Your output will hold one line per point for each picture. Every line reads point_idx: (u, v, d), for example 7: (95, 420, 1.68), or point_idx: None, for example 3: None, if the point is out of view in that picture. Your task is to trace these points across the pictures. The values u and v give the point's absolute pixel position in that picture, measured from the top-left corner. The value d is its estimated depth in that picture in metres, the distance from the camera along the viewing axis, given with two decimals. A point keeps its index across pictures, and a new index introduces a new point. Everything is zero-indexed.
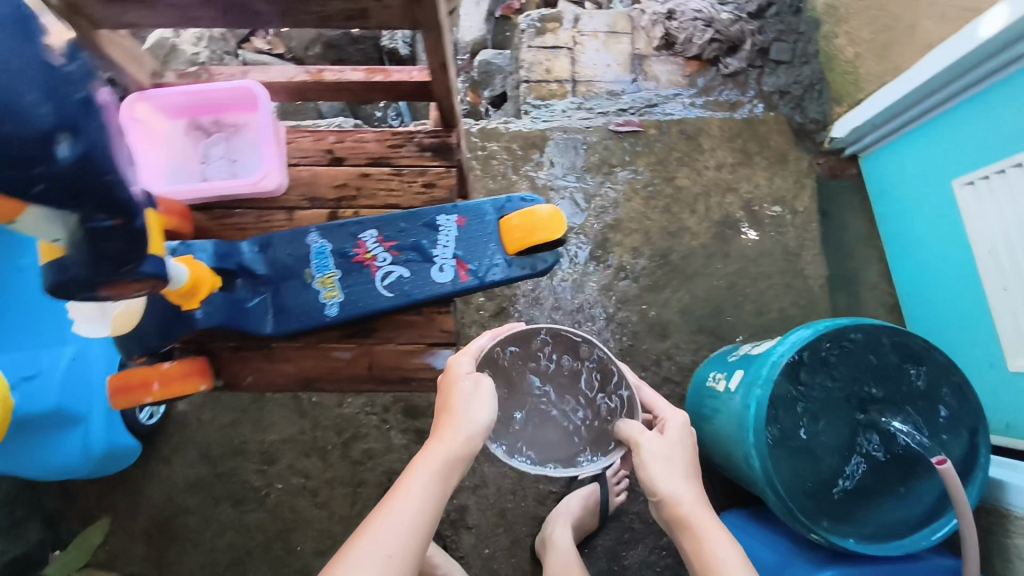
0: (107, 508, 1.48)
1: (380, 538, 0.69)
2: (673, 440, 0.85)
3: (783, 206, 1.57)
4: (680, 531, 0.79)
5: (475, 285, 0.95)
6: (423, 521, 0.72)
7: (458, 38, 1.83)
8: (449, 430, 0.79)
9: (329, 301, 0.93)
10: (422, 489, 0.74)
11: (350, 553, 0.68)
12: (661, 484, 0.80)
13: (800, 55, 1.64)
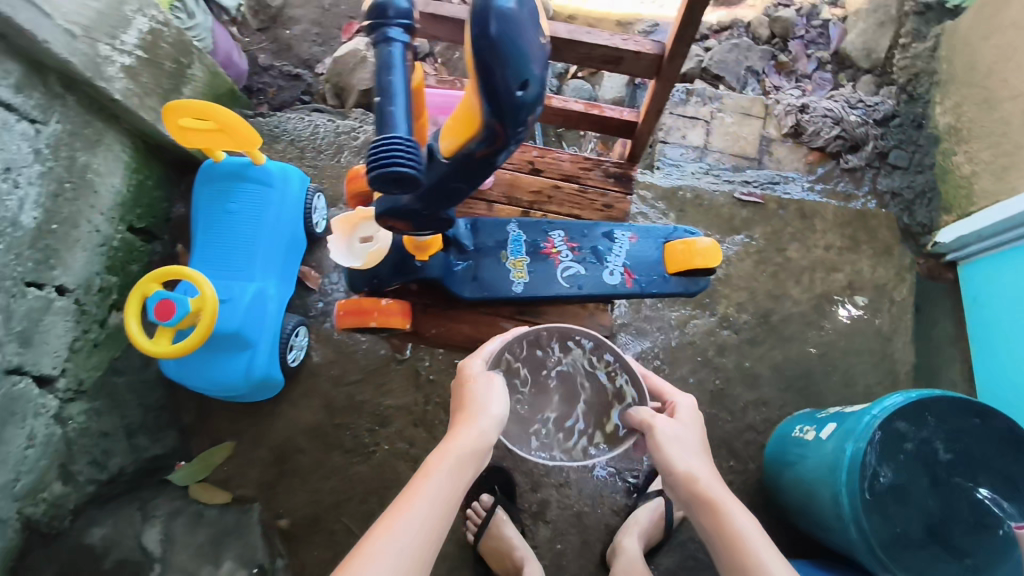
0: (234, 433, 1.64)
1: (416, 512, 0.84)
2: (683, 422, 1.04)
3: (881, 293, 1.72)
4: (697, 499, 0.94)
5: (634, 290, 1.22)
6: (447, 504, 0.87)
7: (600, 94, 2.07)
8: (468, 428, 0.95)
9: (518, 280, 1.23)
10: (444, 477, 0.89)
11: (392, 521, 0.82)
12: (678, 461, 0.97)
13: (915, 165, 1.83)
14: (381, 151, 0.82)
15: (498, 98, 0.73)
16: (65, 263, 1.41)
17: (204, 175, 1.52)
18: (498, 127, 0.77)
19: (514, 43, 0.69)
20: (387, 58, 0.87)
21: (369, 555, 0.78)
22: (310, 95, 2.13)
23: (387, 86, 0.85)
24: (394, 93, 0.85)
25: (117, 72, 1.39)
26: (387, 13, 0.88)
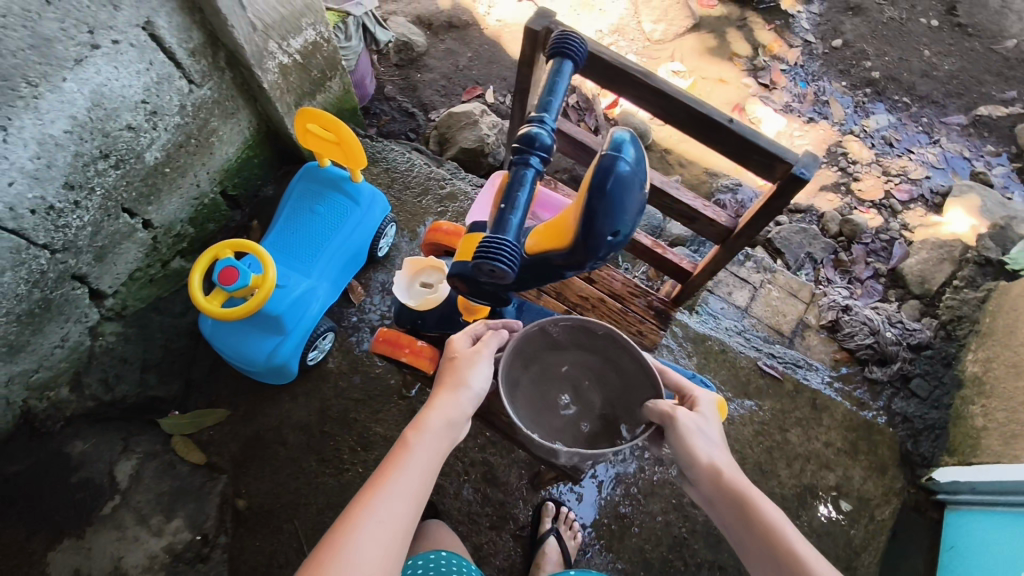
0: (231, 403, 1.71)
1: (393, 491, 0.81)
2: (706, 415, 0.98)
3: (865, 506, 1.75)
4: (729, 497, 0.90)
5: None
6: (423, 486, 0.84)
7: (667, 227, 2.21)
8: (449, 403, 0.92)
9: None
10: (420, 456, 0.86)
11: (373, 498, 0.79)
12: (699, 453, 0.92)
13: (934, 399, 1.90)
14: (491, 246, 0.68)
15: (592, 227, 0.71)
16: (160, 203, 1.56)
17: (304, 173, 1.69)
18: (580, 247, 0.74)
19: (625, 197, 0.70)
20: (524, 171, 0.75)
21: (348, 530, 0.75)
22: (416, 134, 2.31)
23: (511, 195, 0.74)
24: (518, 206, 0.73)
25: (273, 66, 1.59)
26: (535, 137, 0.76)
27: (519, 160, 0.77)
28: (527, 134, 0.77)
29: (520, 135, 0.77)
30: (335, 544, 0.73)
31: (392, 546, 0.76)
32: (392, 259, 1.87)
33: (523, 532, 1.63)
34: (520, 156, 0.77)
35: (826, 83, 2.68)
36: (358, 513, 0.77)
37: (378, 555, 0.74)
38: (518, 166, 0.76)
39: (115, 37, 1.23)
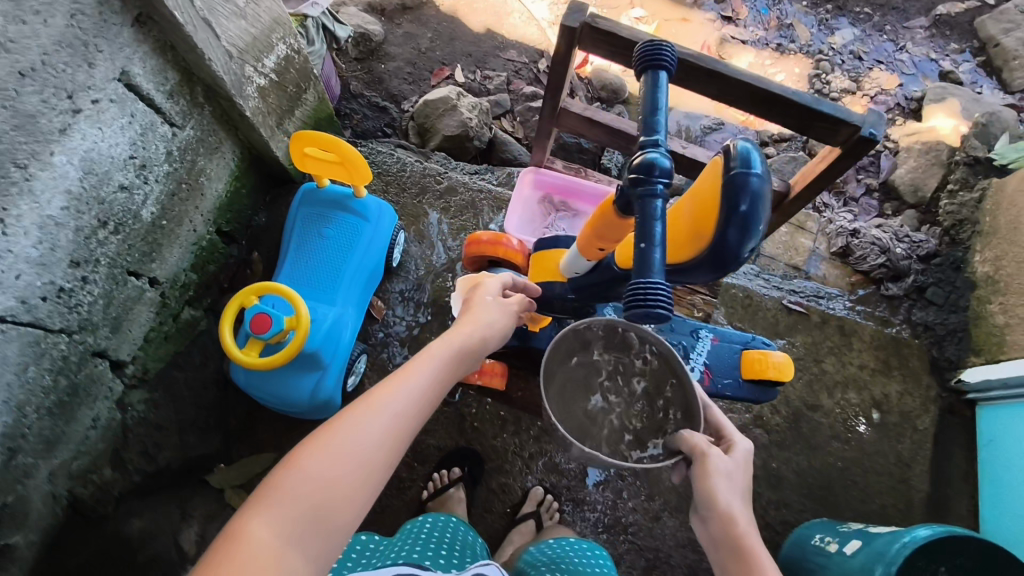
0: (276, 445, 1.67)
1: (405, 390, 0.82)
2: (737, 463, 0.95)
3: (905, 417, 1.83)
4: (732, 548, 0.87)
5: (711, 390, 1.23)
6: (431, 394, 0.85)
7: None
8: (463, 333, 0.94)
9: None
10: (433, 367, 0.87)
11: (387, 390, 0.81)
12: (720, 499, 0.89)
13: (950, 304, 1.97)
14: (648, 298, 0.64)
15: (727, 250, 0.77)
16: (163, 257, 1.47)
17: (304, 198, 1.62)
18: (715, 266, 0.81)
19: (760, 211, 0.73)
20: (653, 204, 0.71)
21: (356, 413, 0.77)
22: (392, 129, 2.21)
23: (644, 231, 0.69)
24: (659, 240, 0.69)
25: (252, 92, 1.49)
26: (653, 163, 0.71)
27: (642, 192, 0.72)
28: (641, 164, 0.72)
29: (634, 166, 0.72)
30: (343, 423, 0.76)
31: (392, 438, 0.78)
32: (407, 267, 1.82)
33: (594, 511, 1.66)
34: (640, 187, 0.72)
35: (787, 6, 2.66)
36: (369, 400, 0.79)
37: (374, 442, 0.76)
38: (642, 201, 0.72)
39: (94, 95, 1.13)
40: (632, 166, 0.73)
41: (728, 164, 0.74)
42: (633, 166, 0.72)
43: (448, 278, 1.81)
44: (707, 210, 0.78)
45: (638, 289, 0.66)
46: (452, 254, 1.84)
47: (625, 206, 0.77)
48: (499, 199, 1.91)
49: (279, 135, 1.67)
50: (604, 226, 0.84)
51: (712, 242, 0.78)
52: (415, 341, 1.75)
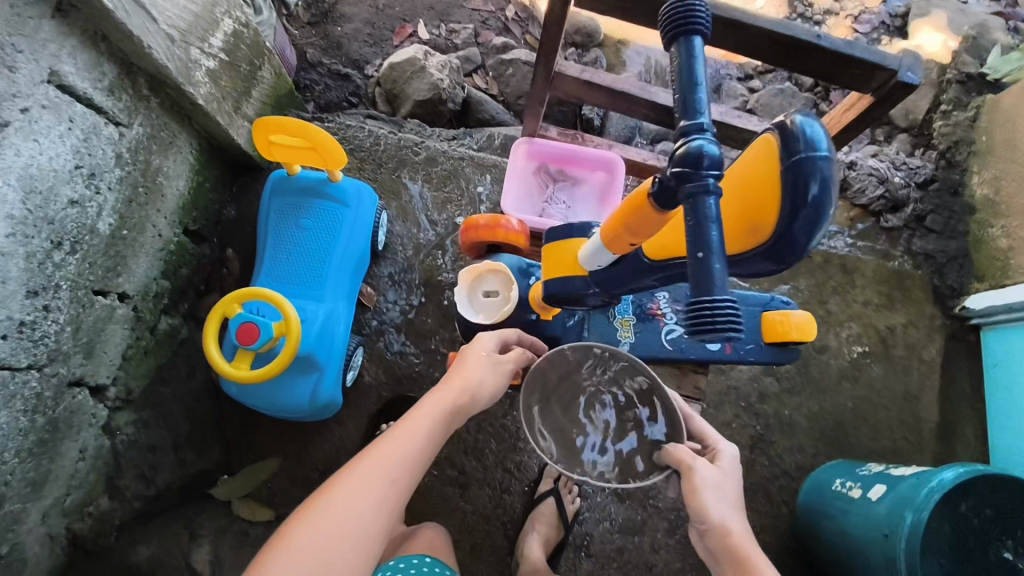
0: (279, 449, 1.60)
1: (391, 454, 0.81)
2: (725, 470, 0.94)
3: (913, 350, 1.81)
4: (728, 559, 0.84)
5: (733, 358, 1.15)
6: (420, 455, 0.84)
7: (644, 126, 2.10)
8: (450, 389, 0.92)
9: (624, 340, 1.13)
10: (422, 427, 0.86)
11: (377, 459, 0.80)
12: (711, 512, 0.88)
13: (949, 230, 1.93)
14: (718, 317, 0.57)
15: (794, 241, 0.71)
16: (129, 269, 1.35)
17: (275, 187, 1.49)
18: (778, 259, 0.74)
19: (829, 196, 0.67)
20: (707, 202, 0.63)
21: (346, 484, 0.77)
22: (358, 97, 2.06)
23: (700, 235, 0.62)
24: (717, 248, 0.61)
25: (202, 77, 1.34)
26: (700, 153, 0.63)
27: (691, 187, 0.64)
28: (689, 155, 0.64)
29: (681, 158, 0.64)
30: (330, 494, 0.76)
31: (380, 507, 0.77)
32: (393, 249, 1.72)
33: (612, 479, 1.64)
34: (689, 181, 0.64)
35: None
36: (356, 468, 0.79)
37: (362, 513, 0.75)
38: (691, 198, 0.64)
39: (23, 103, 0.99)
40: (679, 157, 0.64)
41: (790, 145, 0.67)
42: (680, 158, 0.64)
43: (438, 256, 1.71)
44: (766, 199, 0.72)
45: (704, 307, 0.59)
46: (439, 230, 1.73)
47: (668, 200, 0.69)
48: (483, 164, 1.79)
49: (238, 121, 1.53)
50: (631, 219, 0.74)
51: (775, 234, 0.71)
52: (411, 326, 1.67)
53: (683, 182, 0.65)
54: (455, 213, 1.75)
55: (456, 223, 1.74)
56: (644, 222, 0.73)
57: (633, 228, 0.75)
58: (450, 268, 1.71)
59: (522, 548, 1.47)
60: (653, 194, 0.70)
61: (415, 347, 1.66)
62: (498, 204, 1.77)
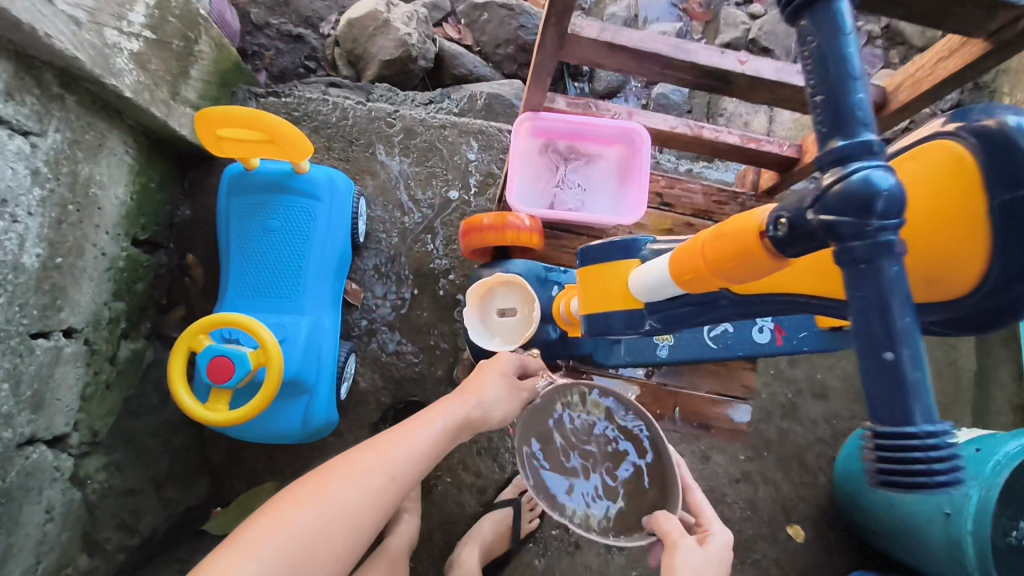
0: (274, 471, 1.45)
1: (387, 454, 0.76)
2: (709, 557, 0.83)
3: None
4: None
5: (788, 350, 0.99)
6: (415, 462, 0.77)
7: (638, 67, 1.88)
8: (466, 403, 0.84)
9: (662, 343, 0.99)
10: (424, 433, 0.80)
11: (377, 456, 0.76)
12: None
13: None
14: (934, 467, 0.38)
15: None
16: (72, 300, 1.15)
17: (231, 185, 1.27)
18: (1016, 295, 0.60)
19: None
20: (888, 263, 0.42)
21: (341, 472, 0.73)
22: (315, 61, 1.81)
23: (885, 325, 0.41)
24: (913, 338, 0.41)
25: (126, 63, 1.12)
26: (868, 183, 0.43)
27: (860, 245, 0.43)
28: (852, 196, 0.43)
29: (838, 200, 0.44)
30: (316, 482, 0.72)
31: (360, 508, 0.72)
32: (375, 237, 1.52)
33: None
34: (850, 230, 0.44)
35: None
36: (348, 460, 0.75)
37: (341, 512, 0.70)
38: (864, 262, 0.43)
39: None
40: (835, 198, 0.44)
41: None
42: (836, 199, 0.44)
43: (428, 240, 1.52)
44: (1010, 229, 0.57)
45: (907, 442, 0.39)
46: (426, 210, 1.54)
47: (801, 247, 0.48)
48: (467, 129, 1.58)
49: (178, 108, 1.31)
50: (729, 264, 0.54)
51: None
52: (406, 322, 1.49)
53: (841, 233, 0.44)
54: (442, 189, 1.55)
55: (444, 201, 1.54)
56: (751, 267, 0.53)
57: (731, 273, 0.55)
58: (443, 252, 1.52)
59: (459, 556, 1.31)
60: (773, 241, 0.50)
61: (413, 345, 1.48)
62: (489, 174, 1.56)
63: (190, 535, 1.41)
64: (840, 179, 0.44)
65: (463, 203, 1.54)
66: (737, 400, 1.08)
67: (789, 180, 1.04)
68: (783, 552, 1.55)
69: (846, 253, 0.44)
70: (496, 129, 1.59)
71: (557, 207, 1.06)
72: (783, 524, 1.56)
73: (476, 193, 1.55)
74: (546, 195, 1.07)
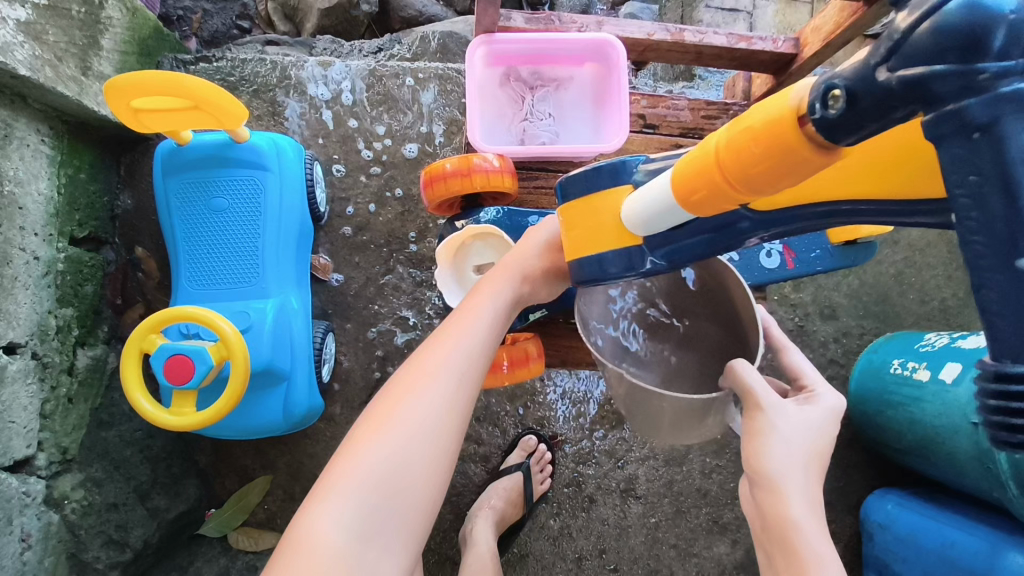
0: (266, 464, 1.36)
1: (440, 368, 0.68)
2: (814, 421, 0.65)
3: None
4: (778, 535, 0.60)
5: (801, 272, 0.92)
6: (473, 368, 0.70)
7: None
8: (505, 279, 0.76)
9: None
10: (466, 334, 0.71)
11: (423, 370, 0.68)
12: (771, 462, 0.61)
13: None
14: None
15: None
16: (6, 313, 1.03)
17: (165, 164, 1.14)
18: None
19: None
20: (1012, 127, 0.29)
21: (396, 399, 0.66)
22: (248, 19, 1.64)
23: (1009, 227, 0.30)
24: None
25: (12, 36, 0.99)
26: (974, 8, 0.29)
27: (974, 104, 0.29)
28: (952, 33, 0.30)
29: (932, 40, 0.30)
30: (407, 388, 0.67)
31: (440, 421, 0.65)
32: (337, 205, 1.40)
33: None
34: (953, 86, 0.30)
35: None
36: (413, 374, 0.68)
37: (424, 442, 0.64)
38: (978, 128, 0.30)
39: None
40: (926, 38, 0.30)
41: None
42: (928, 40, 0.30)
43: (395, 201, 1.40)
44: None
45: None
46: (388, 168, 1.41)
47: (868, 123, 0.34)
48: (422, 73, 1.44)
49: (91, 85, 1.17)
50: (754, 171, 0.40)
51: None
52: (384, 293, 1.38)
53: (935, 94, 0.30)
54: (405, 143, 1.42)
55: (408, 155, 1.41)
56: (772, 176, 0.39)
57: (754, 183, 0.41)
58: (412, 212, 1.40)
59: (471, 536, 1.21)
60: (819, 128, 0.35)
61: (395, 315, 1.38)
62: (452, 121, 1.43)
63: (186, 541, 1.33)
64: (933, 8, 0.30)
65: (428, 155, 1.41)
66: None
67: (786, 82, 0.93)
68: None
69: (949, 118, 0.30)
70: (454, 70, 1.45)
71: (528, 142, 0.94)
72: None
73: (442, 143, 1.42)
74: (517, 132, 0.96)
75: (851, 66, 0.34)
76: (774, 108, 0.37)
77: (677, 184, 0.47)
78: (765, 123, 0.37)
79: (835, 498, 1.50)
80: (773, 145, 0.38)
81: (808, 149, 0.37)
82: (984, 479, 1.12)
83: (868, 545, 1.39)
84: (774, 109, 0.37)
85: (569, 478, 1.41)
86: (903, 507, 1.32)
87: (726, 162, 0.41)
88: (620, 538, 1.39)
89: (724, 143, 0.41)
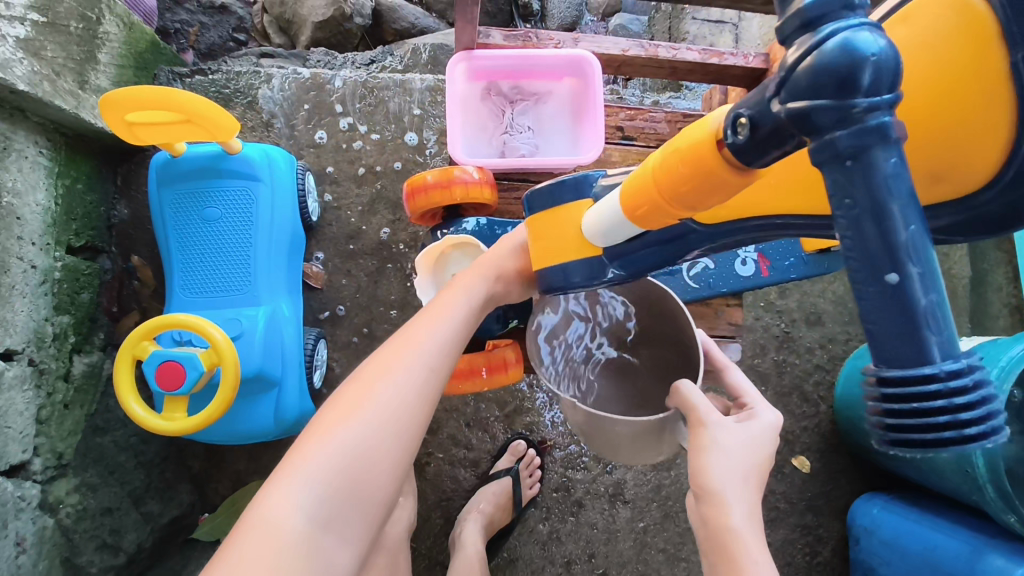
0: (258, 470, 1.38)
1: (413, 355, 0.70)
2: (754, 436, 0.67)
3: None
4: (720, 548, 0.62)
5: (776, 280, 0.94)
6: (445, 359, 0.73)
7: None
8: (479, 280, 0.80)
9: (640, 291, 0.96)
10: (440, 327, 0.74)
11: (397, 354, 0.70)
12: (712, 476, 0.64)
13: None
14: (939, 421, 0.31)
15: None
16: (3, 320, 1.06)
17: (159, 175, 1.17)
18: None
19: None
20: (880, 155, 0.32)
21: (369, 379, 0.68)
22: (245, 32, 1.68)
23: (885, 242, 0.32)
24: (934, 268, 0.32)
25: (12, 52, 1.02)
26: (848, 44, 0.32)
27: (843, 135, 0.32)
28: (828, 71, 0.32)
29: (810, 77, 0.33)
30: (380, 370, 0.69)
31: (411, 407, 0.68)
32: (330, 214, 1.43)
33: None
34: (832, 118, 0.32)
35: None
36: (385, 359, 0.70)
37: (395, 423, 0.66)
38: (849, 156, 0.32)
39: None
40: (805, 75, 0.33)
41: None
42: (807, 78, 0.33)
43: (386, 210, 1.43)
44: None
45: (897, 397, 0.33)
46: (379, 178, 1.44)
47: (774, 147, 0.37)
48: (414, 84, 1.47)
49: (88, 98, 1.20)
50: (685, 188, 0.44)
51: None
52: (374, 300, 1.41)
53: (817, 125, 0.33)
54: (396, 153, 1.45)
55: (398, 164, 1.44)
56: (704, 194, 0.43)
57: (688, 200, 0.44)
58: (402, 220, 1.43)
59: (459, 540, 1.23)
60: (734, 151, 0.39)
61: (385, 322, 1.40)
62: (443, 131, 1.46)
63: (179, 545, 1.35)
64: (813, 46, 0.33)
65: (418, 164, 1.44)
66: (724, 339, 1.06)
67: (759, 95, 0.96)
68: (789, 486, 1.50)
69: (824, 148, 0.33)
70: (445, 81, 1.48)
71: (508, 155, 0.97)
72: (788, 457, 1.52)
73: (433, 152, 1.45)
74: (497, 145, 0.99)
75: (755, 97, 0.37)
76: (699, 133, 0.41)
77: (625, 198, 0.51)
78: (690, 146, 0.42)
79: (823, 503, 1.51)
80: (698, 166, 0.42)
81: (727, 171, 0.40)
82: (963, 482, 1.14)
83: (854, 549, 1.41)
84: (700, 133, 0.41)
85: (558, 483, 1.43)
86: (888, 511, 1.33)
87: (663, 180, 0.45)
88: (608, 542, 1.41)
89: (662, 162, 0.45)
